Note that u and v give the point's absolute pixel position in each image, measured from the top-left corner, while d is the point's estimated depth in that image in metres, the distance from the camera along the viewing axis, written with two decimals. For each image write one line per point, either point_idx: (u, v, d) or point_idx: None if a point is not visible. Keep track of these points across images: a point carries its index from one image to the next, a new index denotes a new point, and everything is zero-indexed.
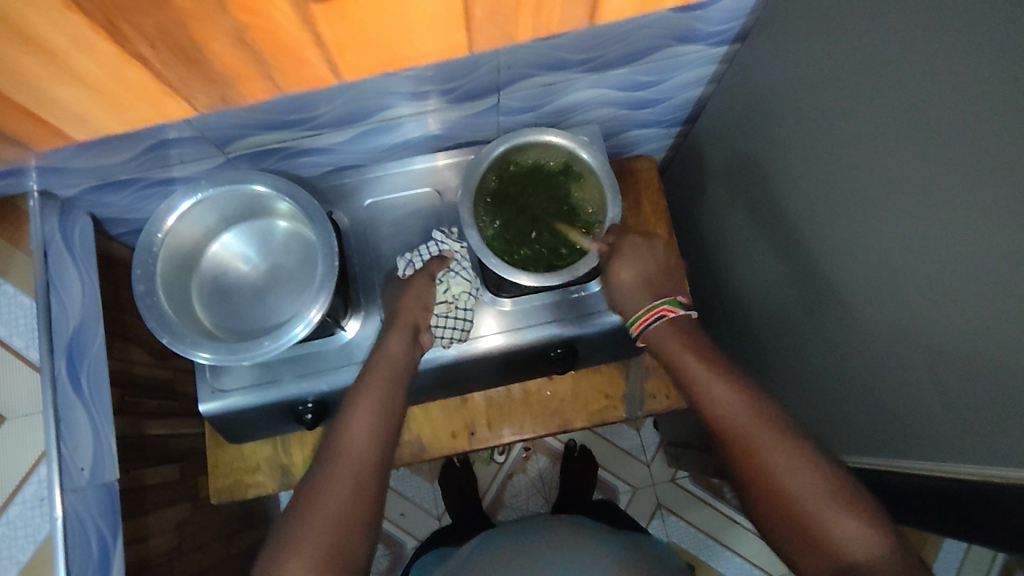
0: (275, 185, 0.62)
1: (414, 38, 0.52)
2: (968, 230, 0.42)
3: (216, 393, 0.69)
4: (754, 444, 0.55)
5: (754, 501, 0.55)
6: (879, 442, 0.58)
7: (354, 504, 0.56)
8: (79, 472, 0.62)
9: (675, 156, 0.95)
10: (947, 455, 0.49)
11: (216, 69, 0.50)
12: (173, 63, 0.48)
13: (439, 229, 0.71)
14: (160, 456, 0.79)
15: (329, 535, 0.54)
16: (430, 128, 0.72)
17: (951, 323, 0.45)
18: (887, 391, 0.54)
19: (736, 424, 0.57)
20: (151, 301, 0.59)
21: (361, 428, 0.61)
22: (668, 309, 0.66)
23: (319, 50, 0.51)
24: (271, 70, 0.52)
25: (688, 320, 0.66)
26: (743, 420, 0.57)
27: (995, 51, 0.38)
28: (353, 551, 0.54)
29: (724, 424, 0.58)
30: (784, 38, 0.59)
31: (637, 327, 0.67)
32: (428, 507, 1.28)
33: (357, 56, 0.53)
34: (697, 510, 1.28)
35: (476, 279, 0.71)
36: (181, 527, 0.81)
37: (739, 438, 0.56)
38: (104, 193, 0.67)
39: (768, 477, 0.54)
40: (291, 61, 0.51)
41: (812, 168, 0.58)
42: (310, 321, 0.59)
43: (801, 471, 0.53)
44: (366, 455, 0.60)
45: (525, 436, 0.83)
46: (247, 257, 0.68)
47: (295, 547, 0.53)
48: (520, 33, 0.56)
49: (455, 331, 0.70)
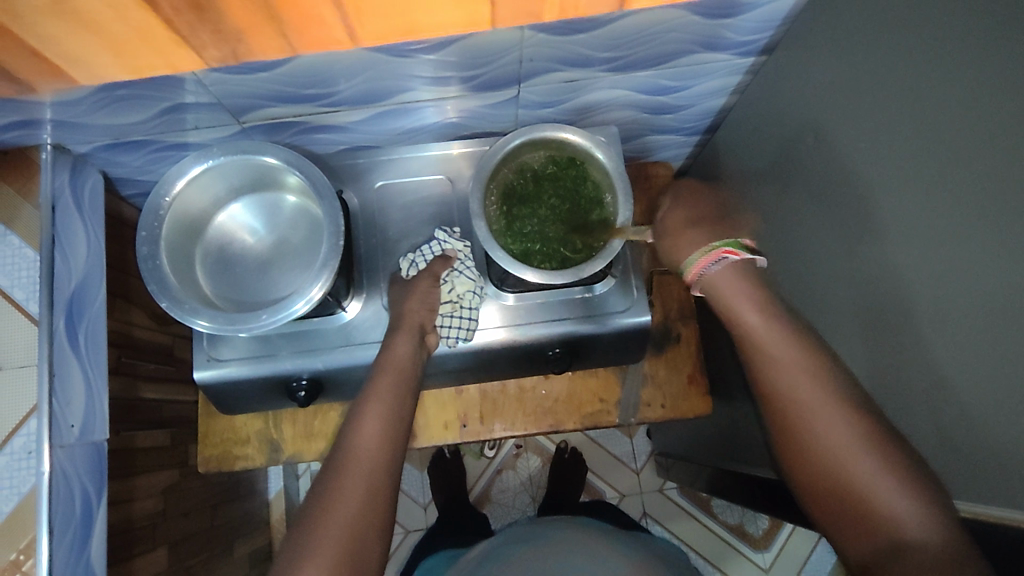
0: (287, 159, 0.62)
1: (434, 8, 0.49)
2: (983, 262, 0.41)
3: (211, 362, 0.70)
4: (800, 410, 0.54)
5: (800, 467, 0.54)
6: None
7: (366, 511, 0.56)
8: (69, 429, 0.62)
9: (692, 165, 0.94)
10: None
11: (222, 19, 0.47)
12: (182, 10, 0.45)
13: (441, 228, 0.72)
14: (152, 420, 0.79)
15: (347, 539, 0.54)
16: (446, 116, 0.71)
17: (952, 354, 0.44)
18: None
19: (789, 385, 0.55)
20: (154, 265, 0.59)
21: (370, 431, 0.61)
22: (727, 250, 0.62)
23: (333, 7, 0.47)
24: (283, 28, 0.49)
25: (751, 265, 0.63)
26: (795, 382, 0.55)
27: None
28: (367, 556, 0.55)
29: (781, 394, 0.56)
30: (811, 53, 0.58)
31: (692, 273, 0.64)
32: (415, 495, 1.28)
33: (375, 21, 0.50)
34: (683, 523, 1.27)
35: (480, 278, 0.71)
36: (167, 493, 0.81)
37: (788, 399, 0.55)
38: (117, 152, 0.67)
39: (825, 452, 0.52)
40: (305, 19, 0.48)
41: (824, 187, 0.58)
42: (311, 298, 0.59)
43: (852, 437, 0.51)
44: (376, 459, 0.59)
45: (516, 433, 0.82)
46: (254, 230, 0.67)
47: (311, 549, 0.53)
48: (547, 12, 0.53)
49: (460, 331, 0.70)
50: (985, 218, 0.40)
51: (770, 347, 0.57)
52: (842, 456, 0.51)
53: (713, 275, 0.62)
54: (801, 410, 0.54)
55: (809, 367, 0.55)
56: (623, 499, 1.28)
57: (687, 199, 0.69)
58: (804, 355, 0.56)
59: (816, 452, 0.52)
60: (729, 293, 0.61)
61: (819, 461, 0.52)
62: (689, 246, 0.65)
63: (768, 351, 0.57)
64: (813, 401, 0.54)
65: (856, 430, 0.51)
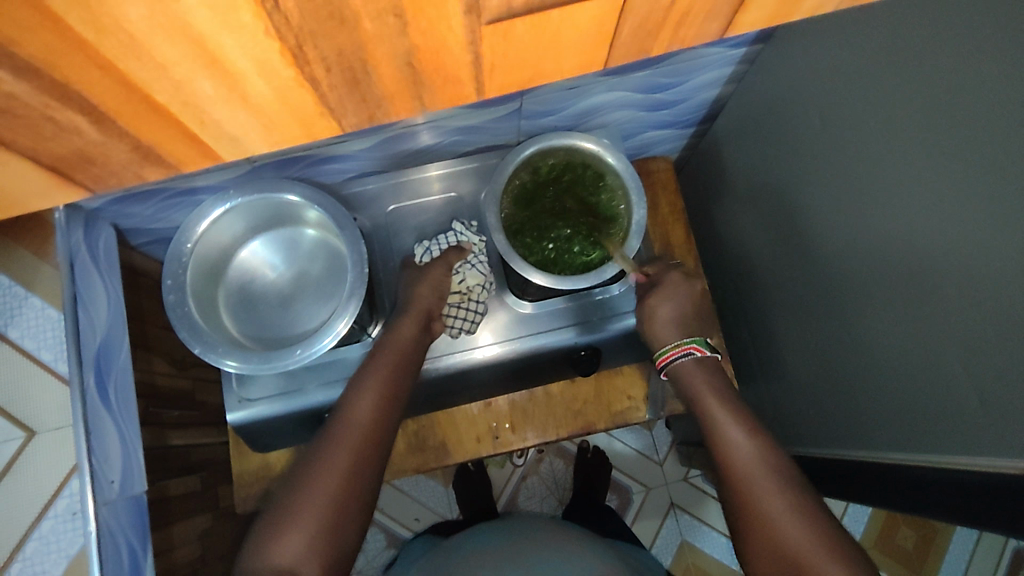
0: (304, 193, 0.62)
1: (562, 60, 0.41)
2: (990, 225, 0.42)
3: (243, 402, 0.70)
4: (752, 488, 0.57)
5: (747, 543, 0.56)
6: (893, 435, 0.57)
7: (351, 486, 0.56)
8: (111, 485, 0.62)
9: (691, 156, 0.95)
10: (952, 443, 0.50)
11: (372, 92, 0.39)
12: (336, 83, 0.37)
13: (458, 220, 0.73)
14: (182, 465, 0.78)
15: (328, 513, 0.55)
16: (450, 135, 0.72)
17: (970, 316, 0.45)
18: (904, 388, 0.54)
19: (738, 462, 0.59)
20: (183, 311, 0.59)
21: (364, 407, 0.60)
22: (694, 348, 0.67)
23: (472, 65, 0.39)
24: (422, 92, 0.40)
25: (713, 361, 0.68)
26: (744, 462, 0.59)
27: (1016, 56, 0.38)
28: (344, 532, 0.55)
29: (728, 469, 0.59)
30: (805, 40, 0.59)
31: (662, 361, 0.68)
32: (442, 511, 1.27)
33: (503, 79, 0.42)
34: (709, 508, 1.28)
35: (490, 274, 0.72)
36: (205, 537, 0.81)
37: (740, 478, 0.58)
38: (126, 204, 0.66)
39: (768, 530, 0.54)
40: (443, 81, 0.40)
41: (832, 169, 0.59)
42: (338, 332, 0.59)
43: (791, 512, 0.54)
44: (366, 436, 0.59)
45: (548, 440, 0.83)
46: (273, 265, 0.67)
47: (290, 518, 0.54)
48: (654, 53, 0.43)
49: (464, 323, 0.71)
50: (987, 185, 0.42)
51: (726, 426, 0.62)
52: (780, 530, 0.54)
53: (685, 367, 0.66)
54: (747, 486, 0.57)
55: (762, 454, 0.59)
56: (636, 521, 1.27)
57: (675, 291, 0.70)
58: (754, 439, 0.60)
59: (756, 526, 0.55)
60: (697, 381, 0.66)
61: (765, 533, 0.54)
62: (665, 335, 0.68)
63: (723, 430, 0.61)
64: (764, 481, 0.57)
65: (796, 507, 0.54)
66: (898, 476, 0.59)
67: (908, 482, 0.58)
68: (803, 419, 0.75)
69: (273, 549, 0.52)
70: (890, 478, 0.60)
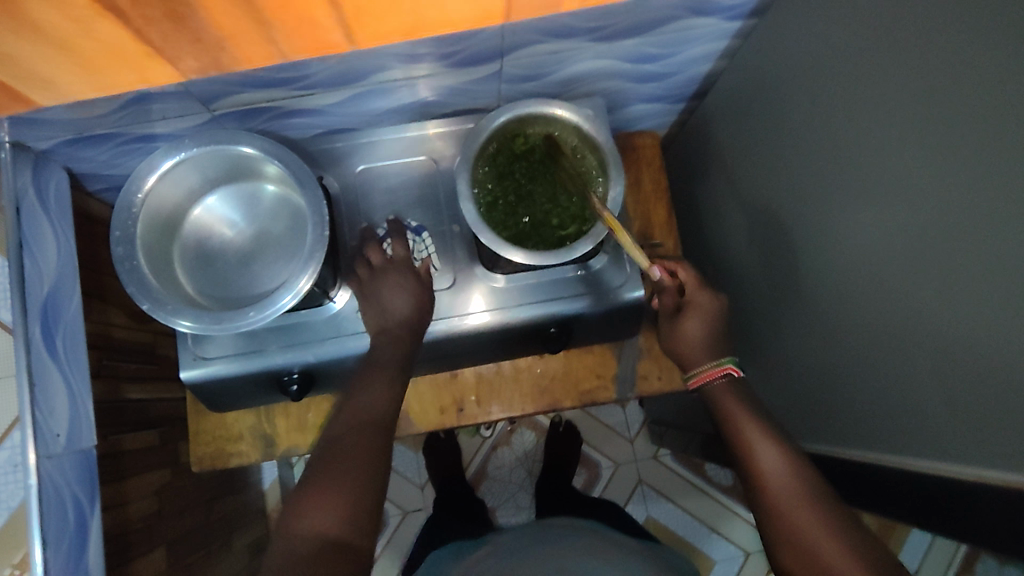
0: (264, 147, 0.59)
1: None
2: (976, 223, 0.40)
3: (198, 361, 0.68)
4: (785, 506, 0.55)
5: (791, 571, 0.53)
6: (861, 432, 0.56)
7: (371, 462, 0.56)
8: (55, 438, 0.60)
9: (678, 133, 0.92)
10: (923, 447, 0.48)
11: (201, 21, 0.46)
12: (157, 18, 0.45)
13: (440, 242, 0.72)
14: (139, 420, 0.76)
15: (353, 485, 0.54)
16: (425, 95, 0.68)
17: (948, 318, 0.43)
18: (871, 386, 0.53)
19: (773, 481, 0.57)
20: (131, 265, 0.57)
21: (378, 393, 0.61)
22: (730, 369, 0.65)
23: None
24: (273, 29, 0.49)
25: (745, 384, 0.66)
26: (779, 482, 0.57)
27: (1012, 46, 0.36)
28: (368, 505, 0.54)
29: (762, 488, 0.58)
30: (799, 14, 0.56)
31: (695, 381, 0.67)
32: (410, 476, 1.27)
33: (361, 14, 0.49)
34: (678, 488, 1.29)
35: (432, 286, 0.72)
36: (161, 493, 0.79)
37: (777, 498, 0.56)
38: (80, 146, 0.63)
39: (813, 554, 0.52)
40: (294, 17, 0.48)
41: (817, 155, 0.56)
42: (298, 291, 0.57)
43: (830, 536, 0.52)
44: (380, 418, 0.60)
45: (513, 415, 0.82)
46: (232, 222, 0.65)
47: (314, 491, 0.53)
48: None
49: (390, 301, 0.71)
50: (975, 181, 0.39)
51: (756, 444, 0.60)
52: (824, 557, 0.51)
53: (716, 388, 0.65)
54: (785, 510, 0.55)
55: (796, 473, 0.57)
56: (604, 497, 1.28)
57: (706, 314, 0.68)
58: (787, 460, 0.58)
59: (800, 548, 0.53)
60: (723, 395, 0.64)
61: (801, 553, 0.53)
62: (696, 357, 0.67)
63: (750, 446, 0.60)
64: (803, 507, 0.55)
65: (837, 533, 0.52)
66: (867, 478, 0.57)
67: (877, 484, 0.56)
68: (772, 408, 0.74)
69: (302, 516, 0.52)
70: (858, 479, 0.59)
